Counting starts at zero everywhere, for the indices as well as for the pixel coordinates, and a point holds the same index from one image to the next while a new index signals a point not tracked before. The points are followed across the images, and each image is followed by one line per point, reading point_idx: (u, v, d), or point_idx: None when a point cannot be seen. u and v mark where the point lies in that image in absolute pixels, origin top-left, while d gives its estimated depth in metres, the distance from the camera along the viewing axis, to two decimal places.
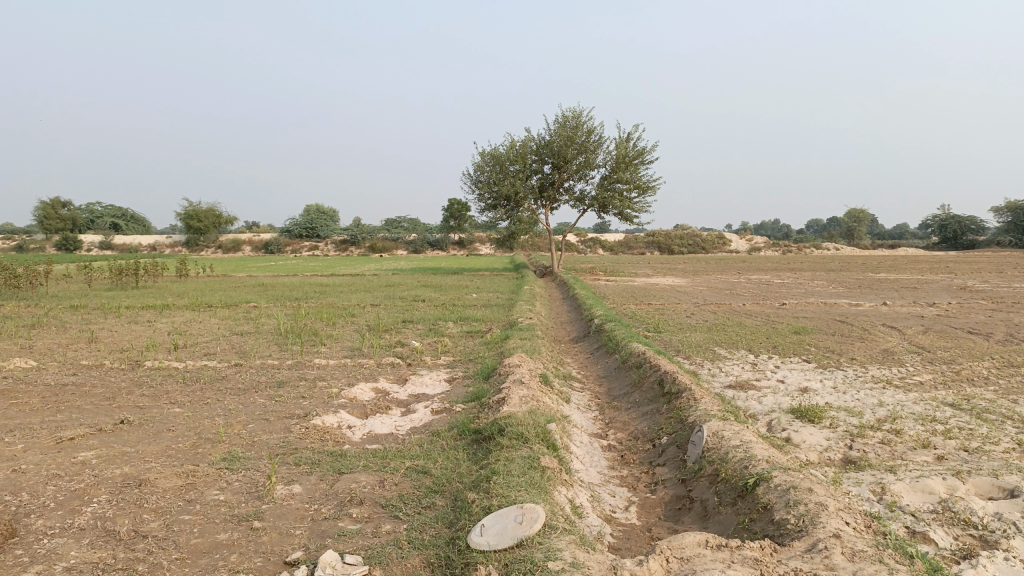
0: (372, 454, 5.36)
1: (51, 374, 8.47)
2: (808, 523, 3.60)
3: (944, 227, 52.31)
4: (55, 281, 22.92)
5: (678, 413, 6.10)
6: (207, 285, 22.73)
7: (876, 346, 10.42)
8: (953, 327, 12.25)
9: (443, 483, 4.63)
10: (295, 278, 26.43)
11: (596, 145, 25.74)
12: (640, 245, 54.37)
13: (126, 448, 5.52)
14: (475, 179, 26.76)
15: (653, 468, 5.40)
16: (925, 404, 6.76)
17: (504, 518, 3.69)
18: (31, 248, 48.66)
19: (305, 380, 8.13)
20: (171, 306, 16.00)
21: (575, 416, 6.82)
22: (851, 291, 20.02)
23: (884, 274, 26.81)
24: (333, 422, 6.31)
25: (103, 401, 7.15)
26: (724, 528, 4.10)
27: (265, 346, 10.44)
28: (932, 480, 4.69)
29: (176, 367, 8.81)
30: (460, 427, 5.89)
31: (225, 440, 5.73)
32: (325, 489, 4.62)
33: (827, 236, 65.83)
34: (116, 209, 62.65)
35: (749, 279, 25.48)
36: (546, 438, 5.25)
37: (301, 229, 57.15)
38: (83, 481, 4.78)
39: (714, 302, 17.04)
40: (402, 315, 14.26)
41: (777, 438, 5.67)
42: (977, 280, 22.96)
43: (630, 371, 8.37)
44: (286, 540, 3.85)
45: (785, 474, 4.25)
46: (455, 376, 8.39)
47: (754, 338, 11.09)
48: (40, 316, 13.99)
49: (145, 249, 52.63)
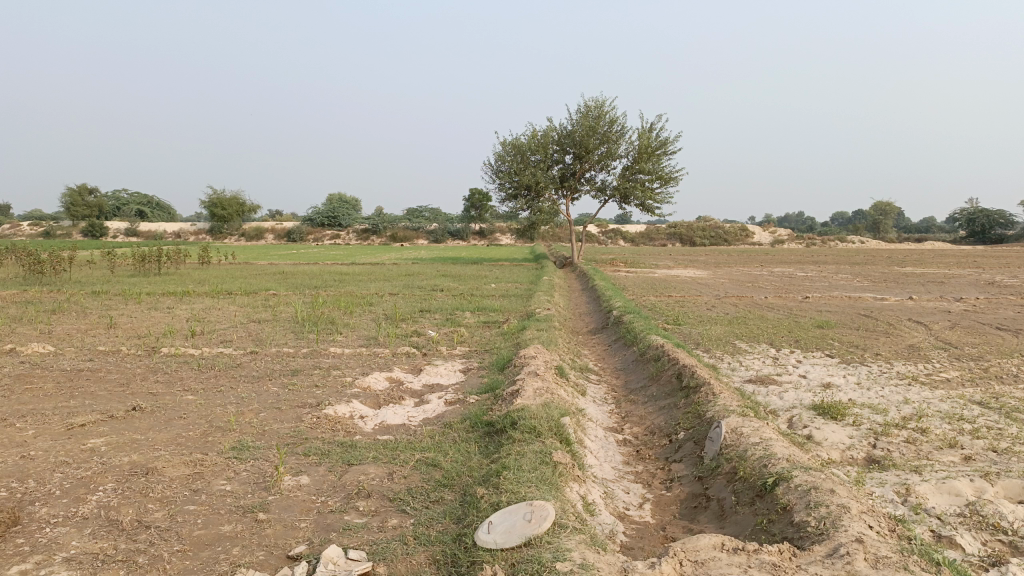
0: (382, 445, 5.27)
1: (67, 359, 8.49)
2: (828, 527, 3.46)
3: (973, 221, 51.40)
4: (79, 266, 23.17)
5: (696, 408, 5.95)
6: (228, 272, 22.88)
7: (901, 341, 10.16)
8: (981, 323, 11.93)
9: (453, 477, 4.53)
10: (315, 266, 26.61)
11: (619, 135, 25.46)
12: (661, 237, 54.02)
13: (136, 436, 5.47)
14: (495, 168, 26.62)
15: (669, 465, 5.27)
16: (952, 402, 6.56)
17: (512, 515, 3.58)
18: (57, 234, 49.37)
19: (318, 368, 8.08)
20: (191, 293, 16.08)
21: (591, 410, 6.70)
22: (877, 284, 19.66)
23: (911, 268, 26.32)
24: (345, 412, 6.24)
25: (117, 387, 7.13)
26: (742, 528, 3.97)
27: (281, 334, 10.41)
28: (959, 481, 4.52)
29: (191, 354, 8.79)
30: (472, 419, 5.79)
31: (236, 429, 5.67)
32: (332, 481, 4.54)
33: (853, 228, 64.81)
34: (142, 196, 63.35)
35: (772, 272, 25.18)
36: (559, 432, 5.14)
37: (323, 217, 57.30)
38: (91, 468, 4.73)
39: (736, 295, 16.77)
40: (420, 304, 14.19)
41: (797, 436, 5.51)
42: (1007, 275, 22.44)
43: (647, 364, 8.22)
44: (290, 533, 3.77)
45: (806, 474, 4.09)
46: (470, 367, 8.30)
47: (776, 332, 10.87)
48: (62, 301, 14.11)
49: (170, 236, 53.16)
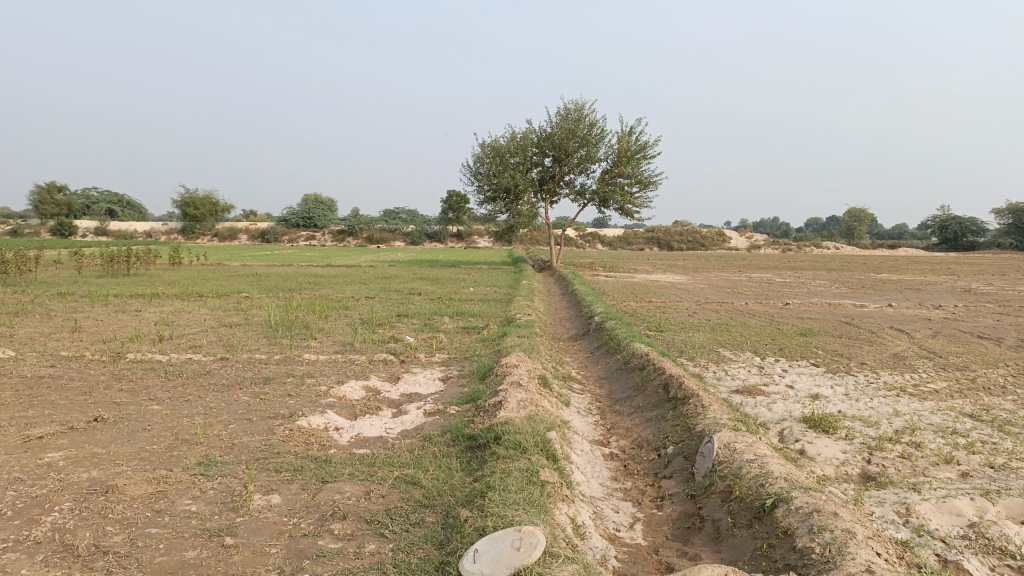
0: (359, 461, 5.00)
1: (28, 366, 8.10)
2: (835, 554, 3.27)
3: (945, 228, 51.99)
4: (46, 267, 22.56)
5: (685, 421, 5.76)
6: (201, 274, 22.41)
7: (885, 350, 10.07)
8: (962, 331, 11.90)
9: (434, 496, 4.29)
10: (291, 268, 26.04)
11: (598, 138, 25.33)
12: (638, 241, 54.08)
13: (97, 449, 5.17)
14: (474, 171, 26.38)
15: (658, 481, 5.07)
16: (943, 414, 6.42)
17: (500, 543, 3.34)
18: (25, 233, 48.35)
19: (292, 376, 7.78)
20: (161, 295, 15.64)
21: (575, 422, 6.48)
22: (856, 291, 19.67)
23: (887, 275, 26.39)
24: (319, 423, 5.97)
25: (79, 395, 6.79)
26: (740, 553, 3.77)
27: (254, 339, 10.09)
28: (960, 500, 4.35)
29: (159, 361, 8.45)
30: (453, 433, 5.55)
31: (203, 442, 5.38)
32: (305, 501, 4.27)
33: (827, 235, 65.24)
34: (113, 195, 62.16)
35: (751, 277, 25.19)
36: (546, 447, 4.92)
37: (298, 219, 56.58)
38: (46, 486, 4.42)
39: (716, 301, 16.66)
40: (397, 309, 13.88)
41: (790, 450, 5.34)
42: (981, 283, 22.61)
43: (632, 373, 8.01)
44: (259, 560, 3.50)
45: (807, 495, 3.90)
46: (449, 375, 8.04)
47: (759, 339, 10.73)
48: (25, 303, 13.64)
49: (141, 236, 52.25)
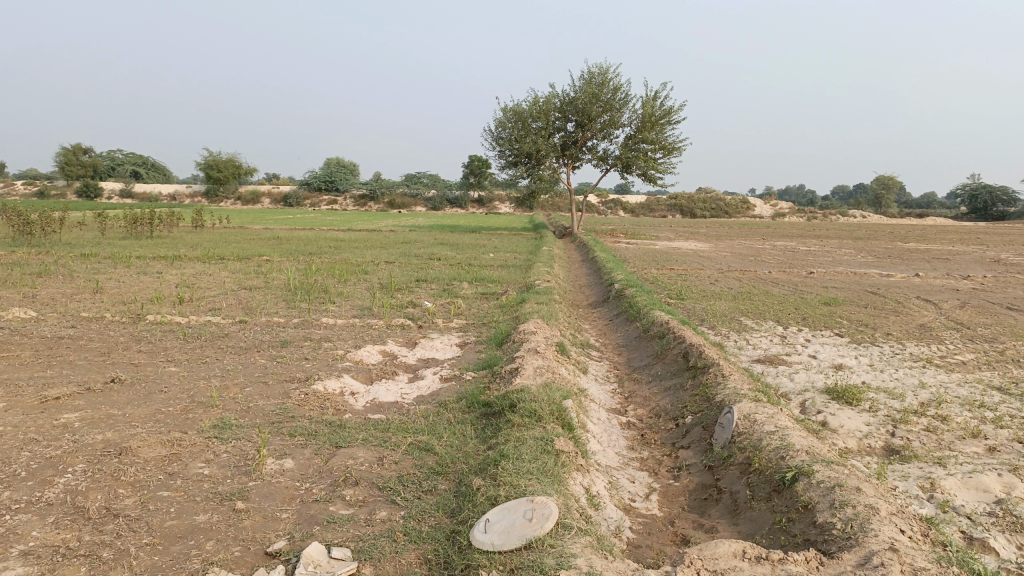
0: (373, 427, 4.96)
1: (49, 326, 8.16)
2: (857, 530, 3.17)
3: (975, 197, 50.85)
4: (70, 228, 22.79)
5: (705, 390, 5.66)
6: (223, 236, 22.49)
7: (912, 320, 9.86)
8: (992, 302, 11.64)
9: (447, 464, 4.23)
10: (311, 232, 26.05)
11: (622, 103, 24.89)
12: (661, 208, 53.55)
13: (113, 411, 5.17)
14: (495, 135, 26.10)
15: (676, 451, 4.99)
16: (971, 387, 6.26)
17: (511, 513, 3.27)
18: (52, 195, 48.87)
19: (310, 340, 7.75)
20: (182, 257, 15.67)
21: (593, 390, 6.42)
22: (882, 261, 19.28)
23: (916, 244, 25.88)
24: (335, 387, 5.95)
25: (98, 356, 6.81)
26: (758, 526, 3.69)
27: (273, 302, 10.10)
28: (987, 476, 4.22)
29: (178, 323, 8.45)
30: (469, 399, 5.49)
31: (218, 405, 5.36)
32: (318, 466, 4.24)
33: (854, 203, 64.00)
34: (137, 156, 62.32)
35: (775, 246, 24.83)
36: (562, 416, 4.84)
37: (320, 182, 56.54)
38: (61, 447, 4.42)
39: (739, 269, 16.45)
40: (417, 274, 13.80)
41: (812, 422, 5.23)
42: (1012, 253, 22.11)
43: (651, 341, 7.91)
44: (269, 526, 3.46)
45: (828, 468, 3.79)
46: (467, 341, 7.98)
47: (781, 308, 10.55)
48: (48, 264, 13.73)
49: (165, 199, 52.60)
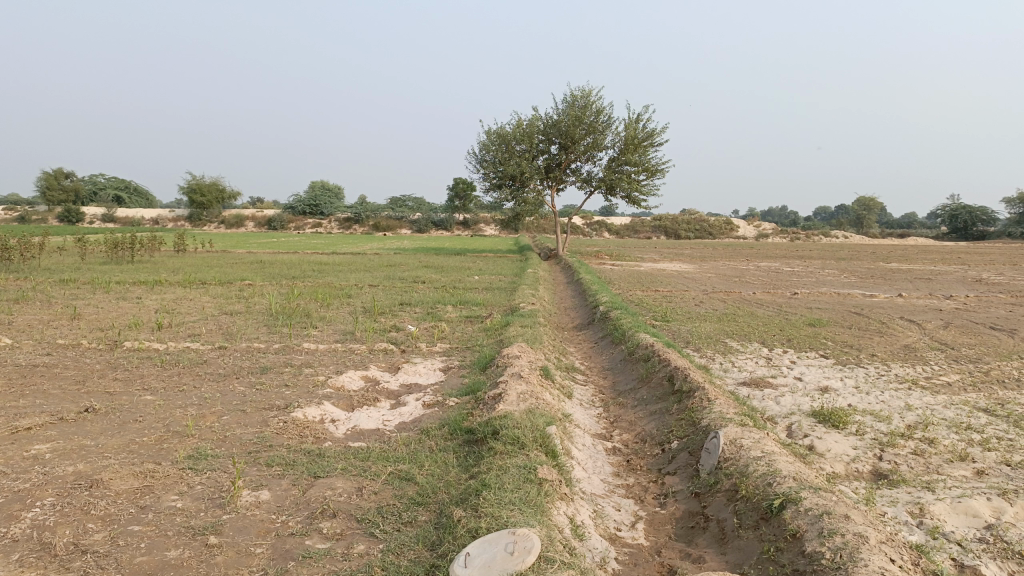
0: (353, 455, 4.85)
1: (23, 354, 7.98)
2: (846, 560, 3.10)
3: (955, 217, 51.47)
4: (49, 253, 22.50)
5: (690, 414, 5.59)
6: (205, 261, 22.29)
7: (896, 341, 9.86)
8: (974, 322, 11.69)
9: (428, 494, 4.14)
10: (295, 256, 25.90)
11: (605, 126, 25.03)
12: (646, 229, 53.78)
13: (85, 441, 5.03)
14: (480, 158, 26.18)
15: (662, 478, 4.91)
16: (956, 409, 6.23)
17: (492, 546, 3.18)
18: (33, 219, 48.40)
19: (290, 366, 7.63)
20: (163, 282, 15.48)
21: (578, 415, 6.34)
22: (865, 281, 19.37)
23: (898, 264, 26.08)
24: (315, 415, 5.83)
25: (72, 385, 6.66)
26: (746, 556, 3.61)
27: (253, 327, 9.96)
28: (975, 500, 4.17)
29: (156, 350, 8.30)
30: (451, 426, 5.39)
31: (194, 434, 5.23)
32: (295, 497, 4.12)
33: (836, 224, 64.61)
34: (121, 181, 61.97)
35: (759, 267, 24.90)
36: (545, 443, 4.75)
37: (304, 205, 56.42)
38: (30, 481, 4.28)
39: (723, 291, 16.46)
40: (401, 297, 13.70)
41: (798, 446, 5.17)
42: (992, 272, 22.29)
43: (636, 364, 7.85)
44: (242, 562, 3.35)
45: (817, 495, 3.72)
46: (451, 365, 7.89)
47: (767, 330, 10.54)
48: (26, 290, 13.51)
49: (148, 222, 52.23)
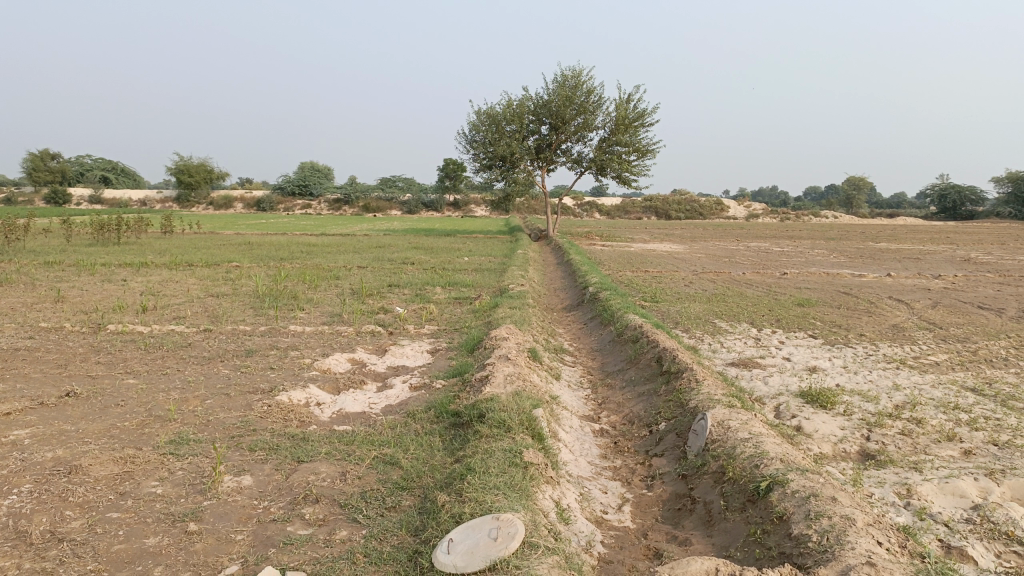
0: (337, 439, 4.79)
1: (4, 337, 7.88)
2: (833, 543, 3.07)
3: (944, 197, 51.57)
4: (35, 234, 22.27)
5: (678, 396, 5.56)
6: (193, 242, 22.10)
7: (885, 321, 9.85)
8: (963, 301, 11.70)
9: (412, 478, 4.09)
10: (283, 237, 25.68)
11: (596, 106, 24.84)
12: (636, 210, 53.68)
13: (65, 426, 4.95)
14: (470, 138, 25.99)
15: (649, 459, 4.88)
16: (944, 389, 6.22)
17: (476, 532, 3.14)
18: (19, 201, 47.91)
19: (276, 349, 7.55)
20: (148, 264, 15.32)
21: (566, 397, 6.30)
22: (855, 261, 19.37)
23: (887, 244, 26.10)
24: (300, 398, 5.77)
25: (53, 368, 6.57)
26: (733, 538, 3.58)
27: (239, 310, 9.86)
28: (963, 481, 4.15)
29: (140, 333, 8.20)
30: (438, 409, 5.34)
31: (176, 419, 5.16)
32: (278, 482, 4.07)
33: (826, 204, 64.66)
34: (107, 162, 61.33)
35: (749, 247, 24.89)
36: (531, 426, 4.71)
37: (293, 186, 56.06)
38: (7, 467, 4.20)
39: (713, 271, 16.42)
40: (389, 278, 13.61)
41: (786, 427, 5.15)
42: (981, 252, 22.33)
43: (625, 346, 7.80)
44: (222, 549, 3.29)
45: (803, 477, 3.69)
46: (438, 347, 7.83)
47: (756, 310, 10.51)
48: (9, 272, 13.35)
49: (135, 204, 51.79)
